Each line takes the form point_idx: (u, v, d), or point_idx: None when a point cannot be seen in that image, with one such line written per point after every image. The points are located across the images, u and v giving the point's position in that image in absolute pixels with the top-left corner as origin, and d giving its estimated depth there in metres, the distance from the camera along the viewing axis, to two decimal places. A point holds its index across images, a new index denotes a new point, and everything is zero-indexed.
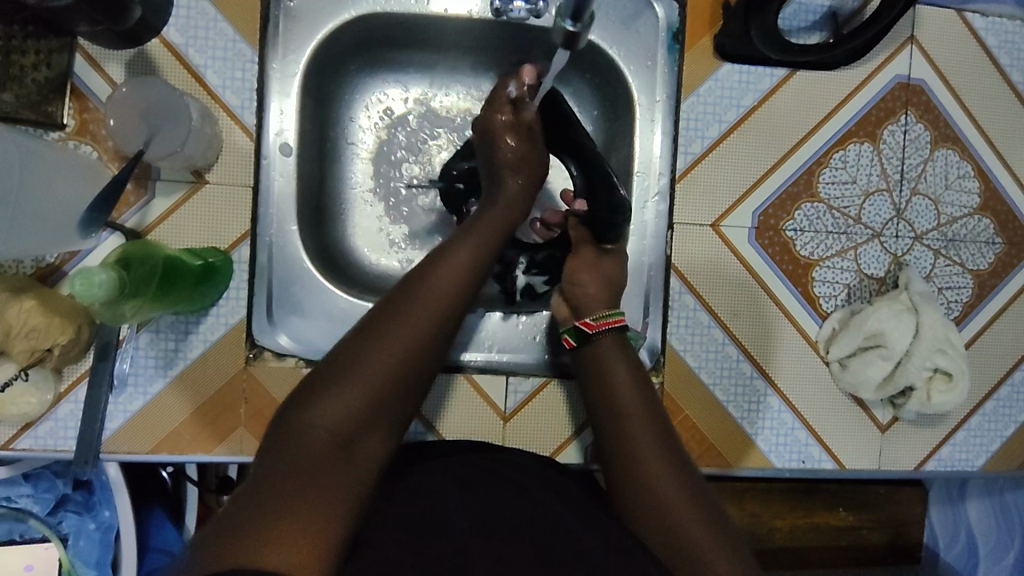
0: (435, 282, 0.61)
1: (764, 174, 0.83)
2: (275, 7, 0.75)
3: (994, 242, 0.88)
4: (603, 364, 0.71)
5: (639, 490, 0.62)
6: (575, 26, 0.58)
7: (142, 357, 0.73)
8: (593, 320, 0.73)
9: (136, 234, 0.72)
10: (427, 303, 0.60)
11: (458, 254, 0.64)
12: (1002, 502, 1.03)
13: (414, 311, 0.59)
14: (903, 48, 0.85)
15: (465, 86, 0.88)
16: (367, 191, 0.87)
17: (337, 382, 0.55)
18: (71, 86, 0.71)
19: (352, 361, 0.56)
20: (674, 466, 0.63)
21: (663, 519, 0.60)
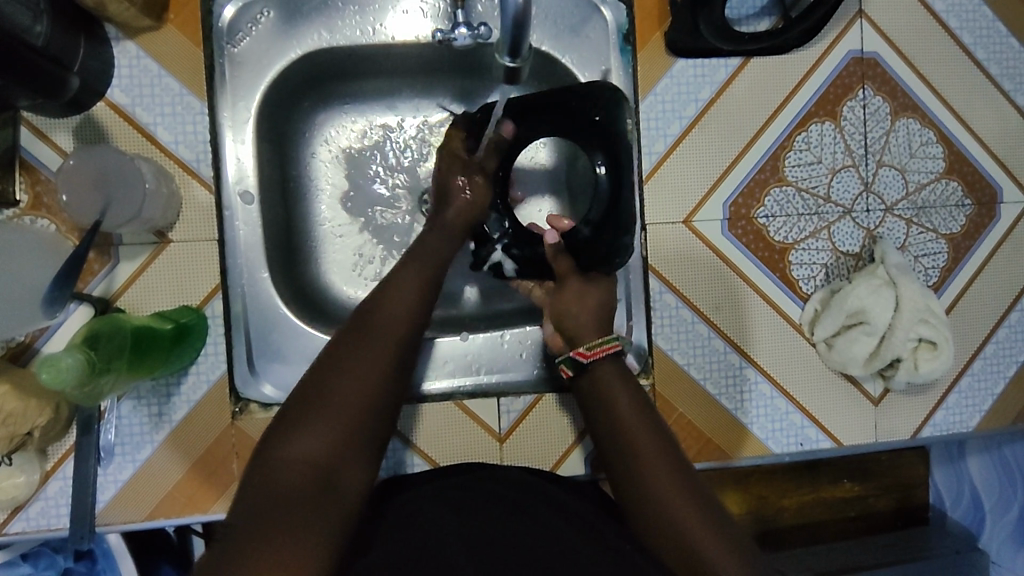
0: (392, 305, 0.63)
1: (730, 165, 0.83)
2: (220, 55, 0.74)
3: (965, 204, 0.89)
4: (602, 383, 0.69)
5: (664, 537, 0.59)
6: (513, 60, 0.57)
7: (128, 425, 0.72)
8: (587, 349, 0.70)
9: (105, 301, 0.71)
10: (387, 332, 0.61)
11: (406, 298, 0.64)
12: (1001, 456, 1.06)
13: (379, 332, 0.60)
14: (853, 22, 0.85)
15: (424, 109, 0.87)
16: (336, 225, 0.86)
17: (316, 415, 0.54)
18: (20, 161, 0.70)
19: (322, 389, 0.56)
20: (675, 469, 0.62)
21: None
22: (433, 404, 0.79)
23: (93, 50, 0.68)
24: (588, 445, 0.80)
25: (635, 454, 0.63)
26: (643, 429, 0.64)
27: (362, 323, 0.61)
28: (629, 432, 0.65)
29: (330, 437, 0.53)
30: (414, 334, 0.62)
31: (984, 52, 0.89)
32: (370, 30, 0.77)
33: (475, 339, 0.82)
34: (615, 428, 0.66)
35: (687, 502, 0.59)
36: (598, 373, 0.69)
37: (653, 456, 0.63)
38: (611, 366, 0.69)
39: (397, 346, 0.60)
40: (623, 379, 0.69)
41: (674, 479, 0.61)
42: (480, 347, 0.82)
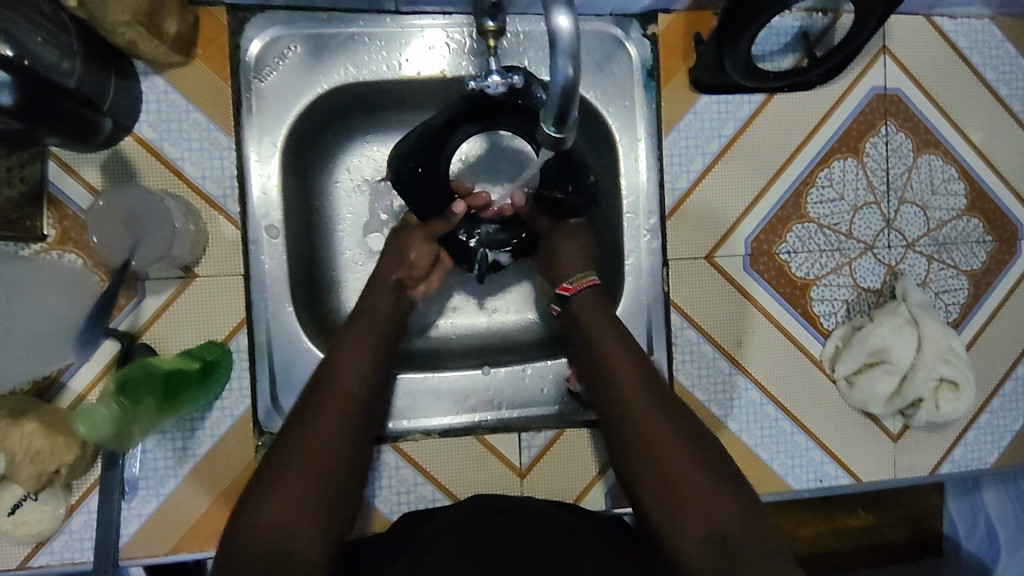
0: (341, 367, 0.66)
1: (753, 201, 0.83)
2: (246, 89, 0.74)
3: (985, 240, 0.89)
4: (587, 321, 0.73)
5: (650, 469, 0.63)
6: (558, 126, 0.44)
7: (152, 459, 0.73)
8: (570, 283, 0.75)
9: (131, 336, 0.71)
10: (336, 397, 0.63)
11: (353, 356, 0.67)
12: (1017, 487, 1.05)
13: (328, 396, 0.63)
14: (877, 59, 0.85)
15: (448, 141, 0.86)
16: (357, 254, 0.86)
17: (273, 482, 0.56)
18: (48, 196, 0.70)
19: (275, 461, 0.58)
20: (660, 406, 0.66)
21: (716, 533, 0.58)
22: (455, 438, 0.79)
23: (123, 86, 0.69)
24: (609, 480, 0.80)
25: (636, 417, 0.65)
26: (643, 398, 0.66)
27: (314, 388, 0.64)
28: (626, 395, 0.67)
29: (291, 506, 0.55)
30: (365, 396, 0.65)
31: (1006, 88, 0.89)
32: (397, 66, 0.78)
33: (497, 373, 0.82)
34: (613, 393, 0.68)
35: (669, 431, 0.64)
36: (587, 318, 0.73)
37: (654, 420, 0.65)
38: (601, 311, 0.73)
39: (345, 411, 0.63)
40: (614, 336, 0.71)
41: (656, 408, 0.66)
42: (501, 381, 0.82)
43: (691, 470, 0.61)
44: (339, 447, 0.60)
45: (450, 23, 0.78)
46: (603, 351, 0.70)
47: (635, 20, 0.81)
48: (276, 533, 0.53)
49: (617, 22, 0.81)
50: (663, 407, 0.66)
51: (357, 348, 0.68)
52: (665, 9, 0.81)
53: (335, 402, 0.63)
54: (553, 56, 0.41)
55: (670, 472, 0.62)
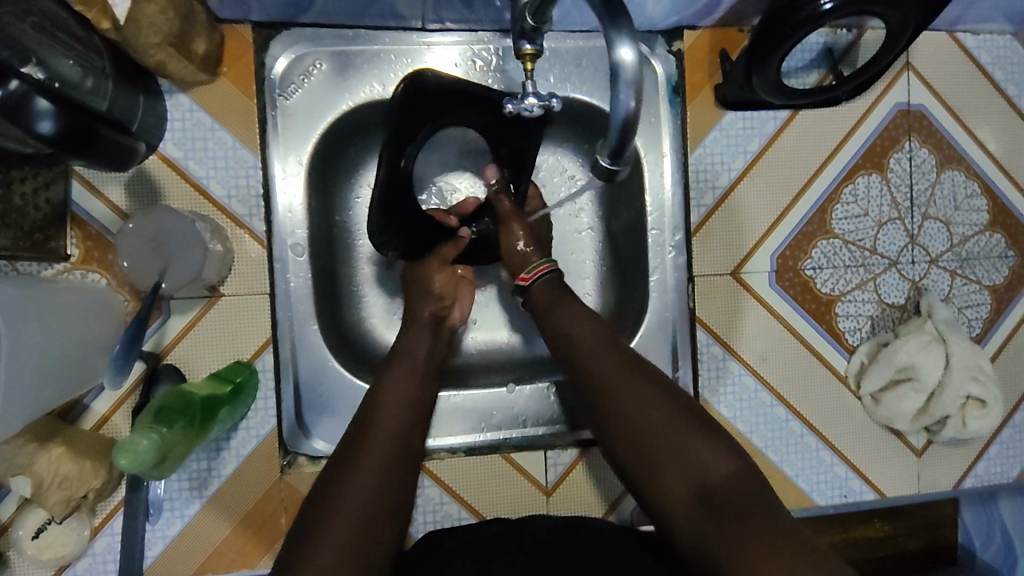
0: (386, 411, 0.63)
1: (779, 218, 0.83)
2: (272, 107, 0.73)
3: (1007, 255, 0.89)
4: (563, 314, 0.70)
5: (649, 471, 0.60)
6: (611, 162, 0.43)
7: (176, 481, 0.71)
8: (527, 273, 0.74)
9: (155, 357, 0.70)
10: (381, 444, 0.60)
11: (393, 378, 0.66)
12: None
13: (374, 437, 0.61)
14: (900, 75, 0.86)
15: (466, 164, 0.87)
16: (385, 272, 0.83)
17: (324, 532, 0.53)
18: (71, 215, 0.69)
19: (325, 512, 0.55)
20: (657, 394, 0.62)
21: (685, 467, 0.58)
22: (480, 457, 0.79)
23: (150, 105, 0.68)
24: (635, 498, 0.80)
25: (590, 368, 0.65)
26: (593, 340, 0.67)
27: (357, 433, 0.62)
28: (578, 346, 0.67)
29: (347, 531, 0.54)
30: (411, 420, 0.64)
31: None
32: None
33: (522, 391, 0.82)
34: (566, 345, 0.68)
35: (670, 419, 0.60)
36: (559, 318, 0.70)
37: (608, 362, 0.65)
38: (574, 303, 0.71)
39: (390, 460, 0.60)
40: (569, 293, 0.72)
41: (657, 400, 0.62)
42: (526, 399, 0.81)
43: (652, 407, 0.61)
44: (385, 497, 0.57)
45: (474, 40, 0.77)
46: (554, 306, 0.71)
47: (660, 36, 0.81)
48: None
49: (642, 39, 0.80)
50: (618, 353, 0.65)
51: (398, 387, 0.66)
52: (690, 25, 0.80)
53: (380, 449, 0.60)
54: (616, 86, 0.39)
55: (632, 415, 0.61)
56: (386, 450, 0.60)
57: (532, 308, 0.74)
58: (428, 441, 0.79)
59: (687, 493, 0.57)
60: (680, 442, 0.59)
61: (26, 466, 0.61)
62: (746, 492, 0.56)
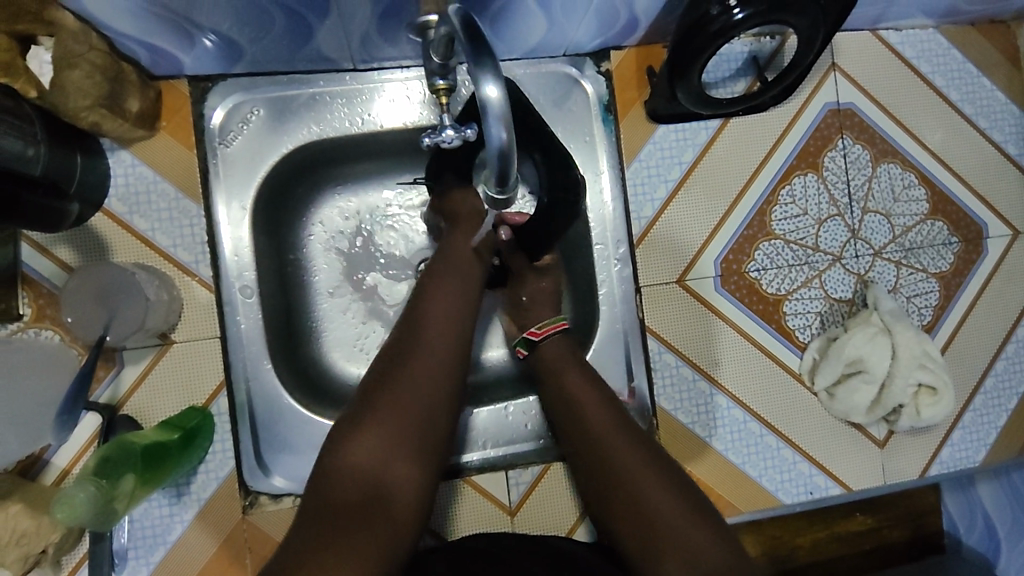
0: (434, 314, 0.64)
1: (718, 224, 0.85)
2: (212, 156, 0.75)
3: (951, 242, 0.90)
4: (555, 365, 0.71)
5: (626, 510, 0.62)
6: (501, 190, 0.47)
7: (140, 529, 0.73)
8: (538, 328, 0.73)
9: (111, 408, 0.71)
10: (429, 352, 0.61)
11: (444, 284, 0.66)
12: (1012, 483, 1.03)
13: (422, 355, 0.61)
14: (827, 76, 0.88)
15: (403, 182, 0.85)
16: (344, 300, 0.84)
17: (369, 435, 0.56)
18: (22, 276, 0.71)
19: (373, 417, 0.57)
20: (632, 438, 0.65)
21: (684, 550, 0.58)
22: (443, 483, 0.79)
23: (90, 164, 0.70)
24: None
25: (599, 443, 0.65)
26: (602, 416, 0.66)
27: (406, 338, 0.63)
28: (587, 422, 0.66)
29: (381, 449, 0.56)
30: (464, 330, 0.64)
31: (957, 93, 0.91)
32: (359, 122, 0.79)
33: (480, 415, 0.82)
34: (574, 417, 0.67)
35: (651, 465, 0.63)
36: (558, 369, 0.71)
37: (618, 443, 0.64)
38: (558, 345, 0.73)
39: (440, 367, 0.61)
40: (574, 362, 0.71)
41: (630, 442, 0.64)
42: (484, 422, 0.82)
43: (658, 489, 0.61)
44: (433, 398, 0.59)
45: (410, 76, 0.80)
46: (562, 379, 0.70)
47: (588, 57, 0.83)
48: (371, 478, 0.55)
49: (571, 61, 0.83)
50: (627, 432, 0.65)
51: (447, 298, 0.65)
52: (616, 45, 0.83)
53: (429, 357, 0.61)
54: (486, 121, 0.42)
55: (638, 498, 0.61)
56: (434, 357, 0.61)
57: (536, 364, 0.73)
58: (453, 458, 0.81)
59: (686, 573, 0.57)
60: (655, 492, 0.61)
61: None
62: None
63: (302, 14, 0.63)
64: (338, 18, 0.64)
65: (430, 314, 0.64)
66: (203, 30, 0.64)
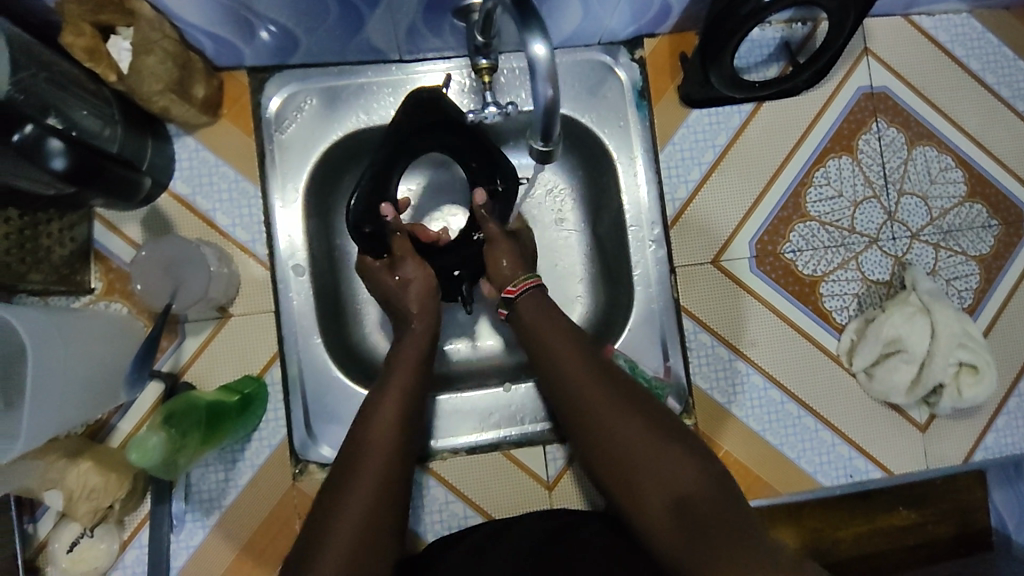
0: (379, 417, 0.66)
1: (753, 206, 0.86)
2: (269, 142, 0.80)
3: (991, 224, 0.89)
4: (535, 325, 0.73)
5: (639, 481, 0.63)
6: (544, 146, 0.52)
7: (197, 493, 0.76)
8: (513, 285, 0.75)
9: (173, 376, 0.76)
10: (372, 452, 0.64)
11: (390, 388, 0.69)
12: None
13: (368, 461, 0.63)
14: (860, 61, 0.89)
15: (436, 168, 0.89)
16: None
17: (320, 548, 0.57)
18: (94, 252, 0.77)
19: (326, 513, 0.60)
20: (635, 415, 0.66)
21: (661, 482, 0.62)
22: (482, 455, 0.82)
23: (158, 148, 0.76)
24: None
25: (575, 397, 0.68)
26: (580, 368, 0.69)
27: (354, 449, 0.64)
28: (563, 376, 0.70)
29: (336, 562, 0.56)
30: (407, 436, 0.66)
31: (994, 76, 0.91)
32: None
33: (518, 390, 0.84)
34: (578, 403, 0.69)
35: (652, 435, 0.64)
36: (541, 337, 0.73)
37: (595, 392, 0.68)
38: (533, 302, 0.74)
39: (387, 466, 0.63)
40: (549, 318, 0.74)
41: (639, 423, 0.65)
42: (522, 397, 0.84)
43: (633, 428, 0.65)
44: (381, 497, 0.61)
45: (451, 67, 0.83)
46: (550, 351, 0.72)
47: (622, 46, 0.86)
48: None
49: (606, 50, 0.85)
50: (624, 403, 0.67)
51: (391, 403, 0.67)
52: (649, 33, 0.86)
53: (376, 458, 0.63)
54: (535, 80, 0.47)
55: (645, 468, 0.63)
56: (381, 457, 0.64)
57: (519, 320, 0.75)
58: (491, 433, 0.83)
59: (663, 498, 0.61)
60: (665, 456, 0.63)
61: (58, 481, 0.67)
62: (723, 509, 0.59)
63: (354, 4, 0.67)
64: (387, 7, 0.69)
65: (373, 416, 0.66)
66: (264, 21, 0.69)
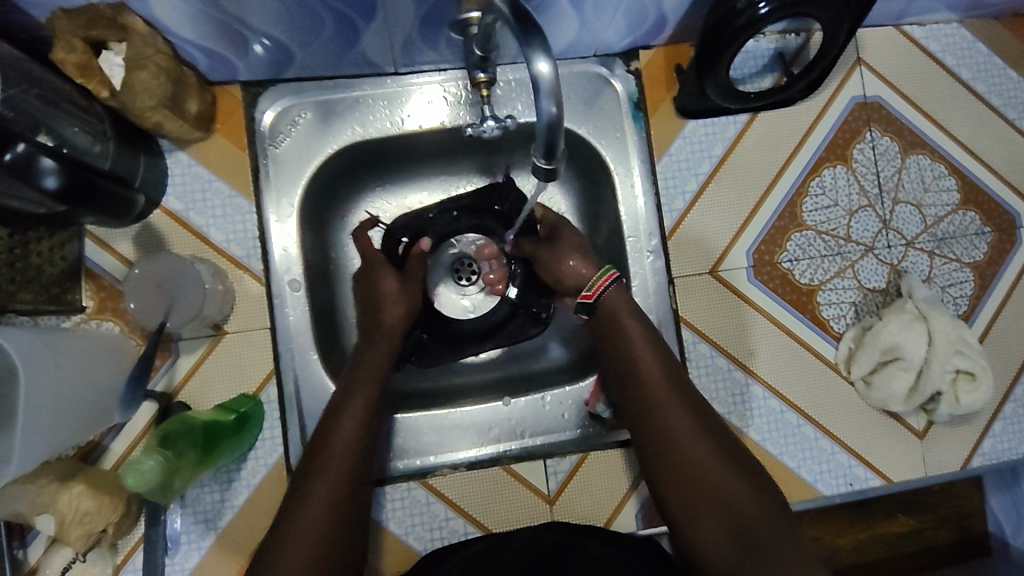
0: (316, 492, 0.63)
1: (748, 216, 0.86)
2: (263, 156, 0.79)
3: (984, 231, 0.90)
4: (616, 320, 0.73)
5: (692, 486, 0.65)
6: (547, 161, 0.51)
7: (192, 515, 0.75)
8: (589, 290, 0.75)
9: (167, 395, 0.75)
10: (321, 506, 0.62)
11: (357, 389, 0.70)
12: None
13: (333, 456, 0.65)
14: (853, 70, 0.90)
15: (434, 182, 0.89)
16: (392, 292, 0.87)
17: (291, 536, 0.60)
18: (85, 270, 0.75)
19: (278, 552, 0.59)
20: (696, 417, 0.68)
21: (722, 507, 0.63)
22: (482, 471, 0.81)
23: (151, 164, 0.75)
24: (638, 501, 0.81)
25: (658, 409, 0.68)
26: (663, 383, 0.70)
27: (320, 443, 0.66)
28: (643, 381, 0.70)
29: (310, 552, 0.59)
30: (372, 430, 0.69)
31: (984, 86, 0.92)
32: (400, 121, 0.82)
33: (517, 404, 0.83)
34: (640, 397, 0.70)
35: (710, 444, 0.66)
36: (619, 331, 0.73)
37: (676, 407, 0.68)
38: (619, 296, 0.74)
39: (351, 475, 0.65)
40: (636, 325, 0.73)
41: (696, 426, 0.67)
42: (523, 411, 0.83)
43: (697, 437, 0.66)
44: (326, 552, 0.60)
45: (446, 78, 0.83)
46: (628, 345, 0.72)
47: (617, 57, 0.86)
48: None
49: (601, 61, 0.85)
50: (690, 406, 0.68)
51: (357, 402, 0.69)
52: (644, 45, 0.86)
53: (339, 469, 0.64)
54: (538, 97, 0.47)
55: (703, 473, 0.65)
56: (322, 528, 0.61)
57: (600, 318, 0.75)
58: (491, 448, 0.82)
59: (720, 522, 0.62)
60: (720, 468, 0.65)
61: (50, 504, 0.66)
62: (780, 544, 0.59)
63: (351, 18, 0.67)
64: (383, 21, 0.68)
65: (322, 473, 0.64)
66: (258, 35, 0.68)
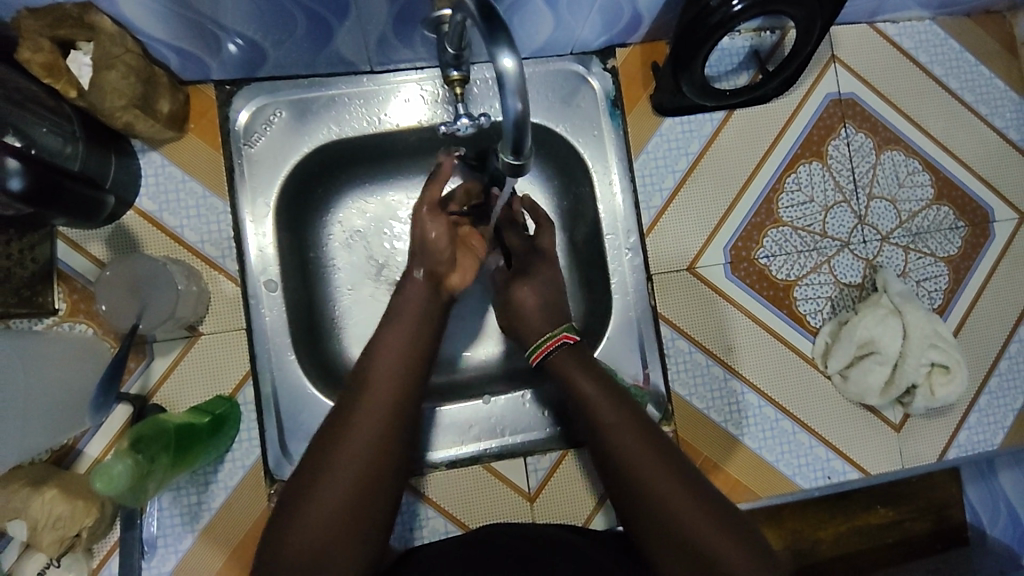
0: (331, 475, 0.58)
1: (724, 215, 0.87)
2: (238, 156, 0.79)
3: (958, 226, 0.91)
4: (565, 373, 0.72)
5: (660, 536, 0.61)
6: (517, 158, 0.52)
7: (168, 517, 0.74)
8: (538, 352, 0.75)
9: (142, 398, 0.74)
10: (349, 452, 0.59)
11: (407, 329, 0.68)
12: (990, 486, 1.00)
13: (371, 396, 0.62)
14: (828, 67, 0.90)
15: (412, 180, 0.89)
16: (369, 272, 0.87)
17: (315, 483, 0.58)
18: (57, 272, 0.74)
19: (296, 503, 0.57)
20: (661, 459, 0.64)
21: (673, 540, 0.61)
22: (463, 469, 0.81)
23: (123, 165, 0.74)
24: None
25: (612, 447, 0.66)
26: (631, 426, 0.66)
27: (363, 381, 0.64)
28: (604, 429, 0.67)
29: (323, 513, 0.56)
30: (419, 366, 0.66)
31: (957, 82, 0.93)
32: (376, 120, 0.82)
33: (498, 402, 0.83)
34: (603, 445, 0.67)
35: (676, 489, 0.62)
36: (572, 383, 0.71)
37: (636, 446, 0.65)
38: (564, 350, 0.73)
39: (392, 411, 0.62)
40: (585, 372, 0.72)
41: (663, 469, 0.63)
42: (503, 410, 0.83)
43: (660, 482, 0.63)
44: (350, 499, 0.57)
45: (423, 77, 0.82)
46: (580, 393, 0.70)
47: (594, 55, 0.86)
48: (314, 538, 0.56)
49: (578, 59, 0.86)
50: (655, 449, 0.65)
51: (399, 343, 0.66)
52: (621, 43, 0.86)
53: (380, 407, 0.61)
54: (504, 94, 0.47)
55: (671, 525, 0.61)
56: (340, 491, 0.57)
57: (554, 368, 0.74)
58: (472, 446, 0.82)
59: (686, 567, 0.60)
60: (688, 514, 0.61)
61: (21, 510, 0.65)
62: None
63: (324, 16, 0.66)
64: (356, 19, 0.68)
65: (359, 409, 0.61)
66: (230, 34, 0.68)
